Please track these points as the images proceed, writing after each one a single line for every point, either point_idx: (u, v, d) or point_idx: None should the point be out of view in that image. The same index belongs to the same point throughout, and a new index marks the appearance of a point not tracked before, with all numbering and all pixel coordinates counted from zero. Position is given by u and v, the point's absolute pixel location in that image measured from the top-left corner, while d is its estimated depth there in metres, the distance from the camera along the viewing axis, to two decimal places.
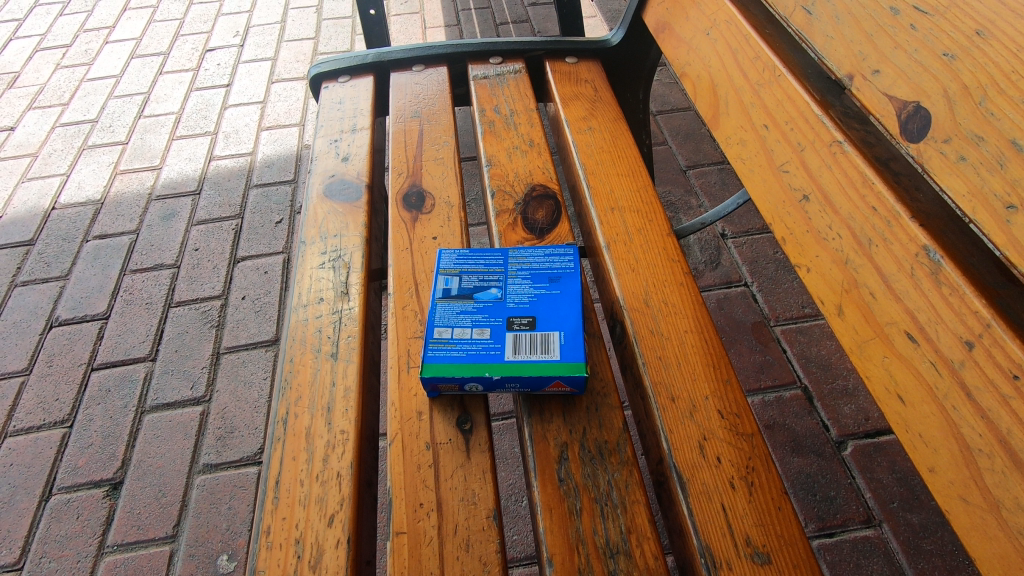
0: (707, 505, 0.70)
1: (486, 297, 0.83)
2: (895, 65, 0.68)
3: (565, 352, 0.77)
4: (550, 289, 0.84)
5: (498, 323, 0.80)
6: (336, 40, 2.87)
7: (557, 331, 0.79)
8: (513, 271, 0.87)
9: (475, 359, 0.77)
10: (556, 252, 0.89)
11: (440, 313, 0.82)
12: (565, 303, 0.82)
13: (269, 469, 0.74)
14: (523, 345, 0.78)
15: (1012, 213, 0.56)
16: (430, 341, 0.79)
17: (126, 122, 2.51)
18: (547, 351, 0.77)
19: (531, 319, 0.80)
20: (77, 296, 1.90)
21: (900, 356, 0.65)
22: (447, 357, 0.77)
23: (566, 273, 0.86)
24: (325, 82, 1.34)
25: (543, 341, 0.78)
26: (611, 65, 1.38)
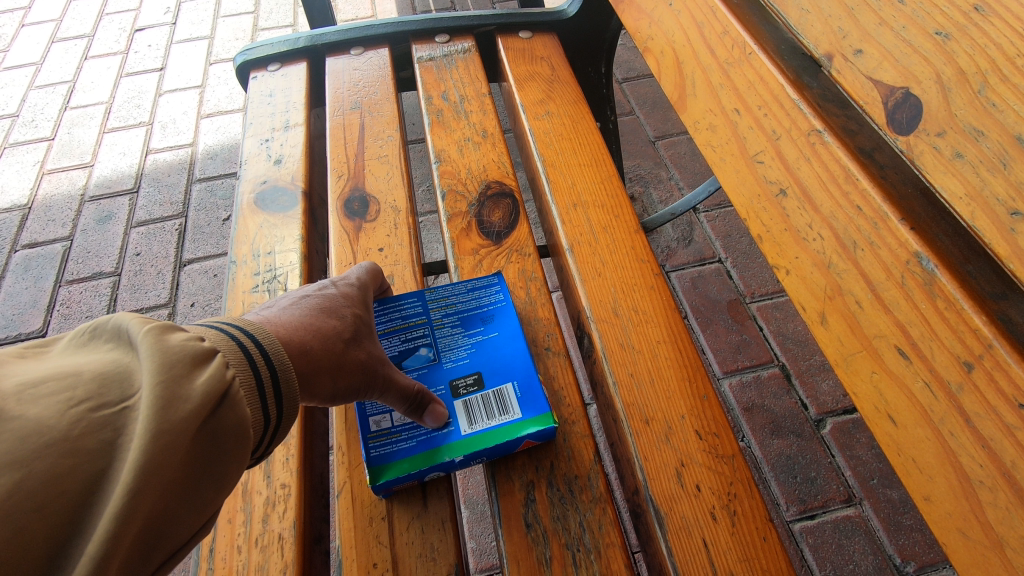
0: (688, 543, 0.65)
1: (416, 362, 0.75)
2: (880, 44, 0.60)
3: (524, 405, 0.70)
4: (487, 333, 0.77)
5: (442, 392, 0.72)
6: (278, 14, 2.66)
7: (509, 381, 0.73)
8: (438, 318, 0.79)
9: (429, 445, 0.68)
10: (481, 284, 0.82)
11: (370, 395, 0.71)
12: (507, 347, 0.76)
13: (202, 536, 0.66)
14: (475, 411, 0.70)
15: (1016, 220, 0.49)
16: (367, 438, 0.68)
17: (51, 115, 2.30)
18: (508, 409, 0.70)
19: (476, 374, 0.73)
20: (9, 313, 1.76)
21: (891, 374, 0.58)
22: (397, 453, 0.67)
23: (498, 309, 0.79)
24: (253, 71, 1.21)
25: (500, 397, 0.71)
26: (568, 39, 1.27)
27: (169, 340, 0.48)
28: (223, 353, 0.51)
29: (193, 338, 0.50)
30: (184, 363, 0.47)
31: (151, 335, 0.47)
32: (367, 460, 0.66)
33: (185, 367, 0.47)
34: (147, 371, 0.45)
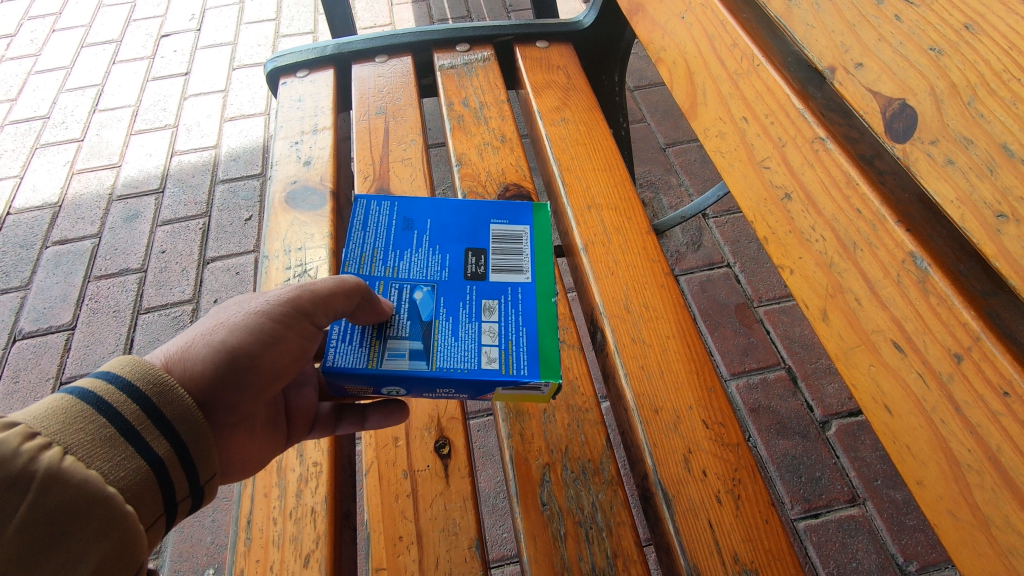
0: (693, 523, 0.69)
1: (428, 300, 0.71)
2: (879, 58, 0.64)
3: (517, 223, 0.81)
4: (436, 241, 0.78)
5: (477, 286, 0.73)
6: (298, 21, 2.74)
7: (488, 228, 0.79)
8: (379, 266, 0.74)
9: (531, 319, 0.70)
10: (358, 217, 0.79)
11: (447, 355, 0.67)
12: (458, 235, 0.79)
13: (240, 509, 0.71)
14: (510, 265, 0.75)
15: (1002, 222, 0.53)
16: (506, 373, 0.66)
17: (81, 117, 2.38)
18: (513, 233, 0.79)
19: (468, 251, 0.76)
20: (40, 306, 1.82)
21: (887, 366, 0.63)
22: (531, 352, 0.68)
23: (409, 223, 0.79)
24: (283, 77, 1.27)
25: (498, 233, 0.78)
26: (583, 48, 1.32)
27: None
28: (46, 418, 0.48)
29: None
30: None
31: None
32: (542, 380, 0.66)
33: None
34: None
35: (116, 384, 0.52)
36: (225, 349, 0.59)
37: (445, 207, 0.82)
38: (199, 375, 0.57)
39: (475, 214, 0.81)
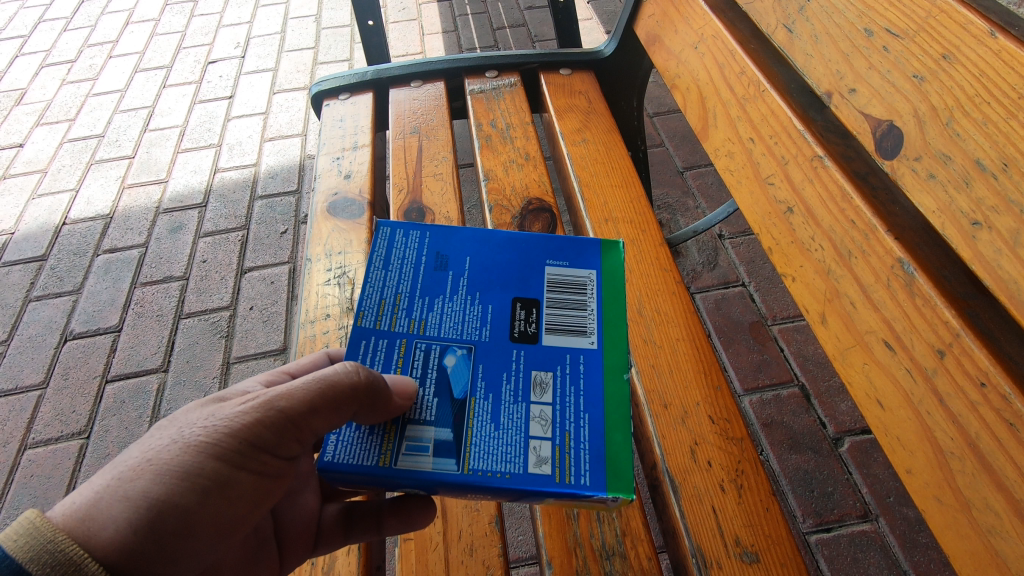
0: (698, 508, 0.74)
1: (463, 374, 0.64)
2: (870, 85, 0.72)
3: (582, 267, 0.74)
4: (475, 288, 0.71)
5: (525, 352, 0.66)
6: (336, 50, 2.91)
7: (542, 270, 0.73)
8: (403, 319, 0.68)
9: (592, 409, 0.63)
10: (381, 251, 0.73)
11: (482, 454, 0.60)
12: (504, 283, 0.72)
13: None
14: (567, 329, 0.68)
15: (977, 229, 0.60)
16: (560, 482, 0.59)
17: (132, 136, 2.55)
18: (580, 280, 0.72)
19: (515, 302, 0.70)
20: (90, 310, 1.95)
21: (878, 363, 0.69)
22: (598, 444, 0.61)
23: (441, 264, 0.73)
24: (326, 99, 1.38)
25: (554, 287, 0.72)
26: (604, 76, 1.41)
27: None
28: None
29: None
30: None
31: None
32: (600, 492, 0.58)
33: None
34: None
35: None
36: (156, 503, 0.53)
37: (492, 243, 0.75)
38: (117, 540, 0.51)
39: (525, 253, 0.75)
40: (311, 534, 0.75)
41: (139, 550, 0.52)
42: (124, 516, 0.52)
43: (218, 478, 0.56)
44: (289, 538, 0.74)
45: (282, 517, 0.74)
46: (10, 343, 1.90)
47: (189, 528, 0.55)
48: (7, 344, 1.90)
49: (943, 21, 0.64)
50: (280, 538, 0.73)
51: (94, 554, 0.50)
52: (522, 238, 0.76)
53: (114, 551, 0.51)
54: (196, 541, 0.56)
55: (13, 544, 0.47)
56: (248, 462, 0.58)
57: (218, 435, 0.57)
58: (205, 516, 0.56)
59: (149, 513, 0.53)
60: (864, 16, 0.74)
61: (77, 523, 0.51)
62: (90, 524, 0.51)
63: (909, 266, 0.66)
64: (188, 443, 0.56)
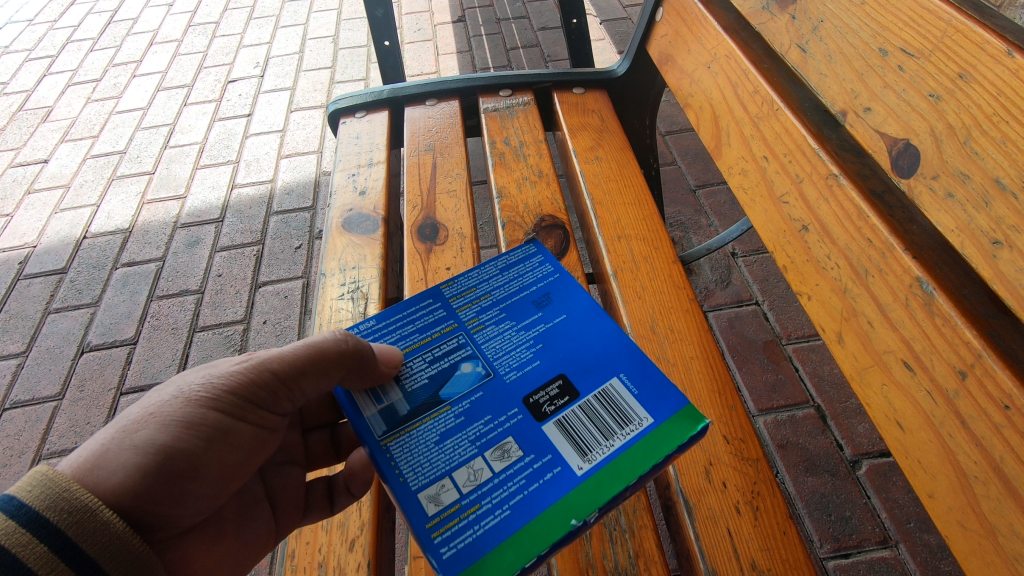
0: (713, 529, 0.73)
1: (456, 392, 0.68)
2: (886, 104, 0.72)
3: (644, 407, 0.65)
4: (541, 338, 0.74)
5: (521, 417, 0.66)
6: (352, 69, 2.97)
7: (609, 377, 0.69)
8: (470, 313, 0.78)
9: (514, 517, 0.58)
10: (512, 259, 0.85)
11: (406, 448, 0.64)
12: (567, 359, 0.71)
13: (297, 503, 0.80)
14: (574, 440, 0.63)
15: (997, 248, 0.59)
16: (428, 529, 0.58)
17: (153, 152, 2.61)
18: (630, 414, 0.65)
19: (558, 378, 0.69)
20: (107, 322, 1.98)
21: (897, 384, 0.68)
22: (486, 543, 0.57)
23: (542, 293, 0.80)
24: (343, 117, 1.40)
25: (603, 400, 0.67)
26: (617, 94, 1.42)
27: None
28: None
29: None
30: None
31: None
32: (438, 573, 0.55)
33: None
34: None
35: (18, 519, 0.51)
36: (161, 448, 0.60)
37: (596, 325, 0.75)
38: (127, 483, 0.57)
39: (610, 348, 0.72)
40: (302, 504, 0.79)
41: (147, 490, 0.58)
42: (132, 461, 0.58)
43: (220, 427, 0.64)
44: (281, 507, 0.79)
45: (272, 483, 0.79)
46: (29, 354, 1.93)
47: (194, 470, 0.62)
48: (26, 355, 1.93)
49: (958, 40, 0.64)
50: (274, 504, 0.79)
51: (106, 499, 0.56)
52: (626, 342, 0.72)
53: (123, 492, 0.57)
54: (195, 484, 0.62)
55: (29, 494, 0.53)
56: (247, 415, 0.66)
57: (216, 391, 0.64)
58: (209, 460, 0.63)
59: (156, 458, 0.59)
60: (879, 36, 0.74)
61: (87, 472, 0.57)
62: (98, 473, 0.57)
63: (927, 285, 0.65)
64: (189, 397, 0.63)
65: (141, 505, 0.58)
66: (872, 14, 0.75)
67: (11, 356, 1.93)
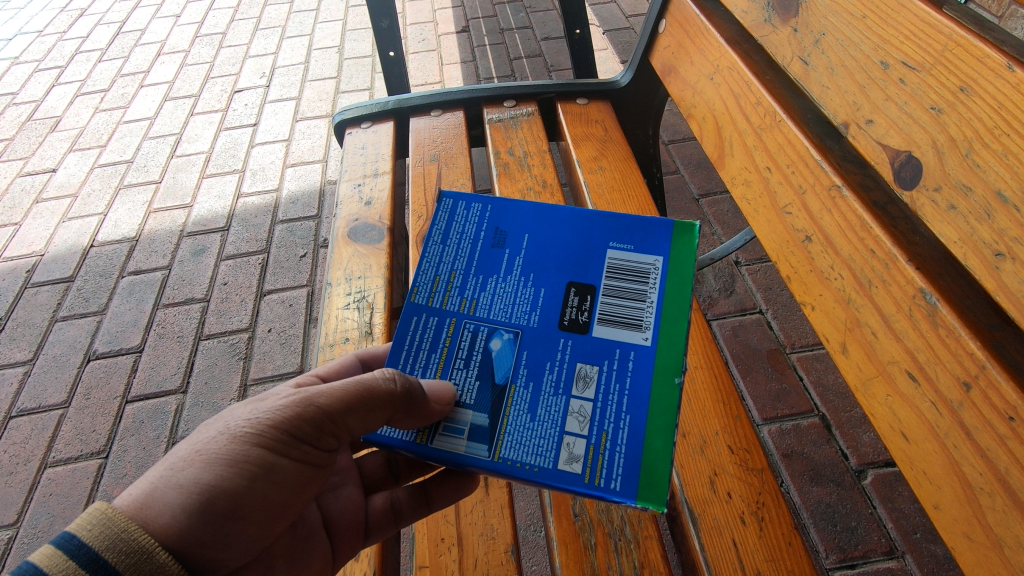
0: (718, 540, 0.73)
1: (505, 358, 0.68)
2: (887, 116, 0.73)
3: (648, 253, 0.72)
4: (528, 267, 0.74)
5: (572, 342, 0.67)
6: (357, 79, 3.00)
7: (604, 254, 0.74)
8: (456, 297, 0.72)
9: (635, 413, 0.63)
10: (442, 224, 0.78)
11: (514, 443, 0.63)
12: (561, 266, 0.73)
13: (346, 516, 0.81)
14: (620, 323, 0.68)
15: (1000, 260, 0.60)
16: (589, 482, 0.61)
17: (160, 161, 2.63)
18: (642, 268, 0.71)
19: (571, 286, 0.71)
20: (113, 330, 1.99)
21: (901, 395, 0.68)
22: (635, 449, 0.62)
23: (504, 244, 0.76)
24: (349, 128, 1.42)
25: (615, 275, 0.72)
26: (621, 105, 1.43)
27: None
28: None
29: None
30: None
31: None
32: (628, 500, 0.60)
33: None
34: None
35: (79, 560, 0.53)
36: (207, 487, 0.61)
37: (554, 224, 0.77)
38: (176, 522, 0.59)
39: (586, 233, 0.76)
40: (362, 526, 0.80)
41: (195, 530, 0.60)
42: (180, 500, 0.60)
43: (264, 464, 0.64)
44: (339, 532, 0.78)
45: (328, 508, 0.80)
46: (36, 362, 1.94)
47: (238, 509, 0.63)
48: (33, 363, 1.94)
49: (959, 54, 0.65)
50: (331, 530, 0.78)
51: (160, 539, 0.58)
52: (585, 216, 0.77)
53: (172, 531, 0.59)
54: (241, 520, 0.63)
55: (89, 534, 0.55)
56: (290, 451, 0.66)
57: (261, 427, 0.64)
58: (253, 497, 0.64)
59: (202, 497, 0.61)
60: (880, 49, 0.75)
61: (139, 509, 0.59)
62: (149, 511, 0.59)
63: (930, 296, 0.65)
64: (234, 434, 0.64)
65: (189, 545, 0.60)
66: (872, 27, 0.76)
67: (18, 364, 1.94)
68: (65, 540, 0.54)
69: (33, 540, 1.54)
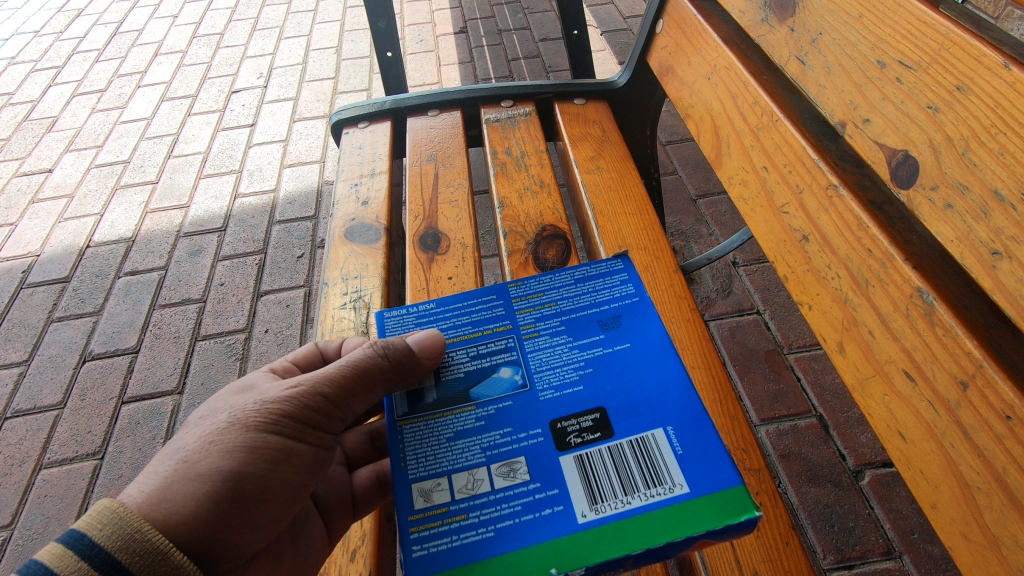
0: (715, 540, 0.73)
1: (485, 403, 0.69)
2: (884, 115, 0.73)
3: (684, 474, 0.60)
4: (593, 361, 0.72)
5: (542, 440, 0.64)
6: (355, 79, 3.00)
7: (657, 426, 0.64)
8: (530, 320, 0.77)
9: (498, 540, 0.58)
10: (596, 271, 0.83)
11: (420, 440, 0.66)
12: (619, 386, 0.68)
13: None
14: (588, 485, 0.60)
15: (997, 259, 0.60)
16: (411, 522, 0.60)
17: (157, 162, 2.62)
18: (665, 480, 0.60)
19: (598, 411, 0.66)
20: (109, 331, 1.98)
21: (900, 395, 0.68)
22: (467, 552, 0.58)
23: (615, 313, 0.77)
24: (346, 127, 1.41)
25: (639, 449, 0.62)
26: (618, 105, 1.43)
27: None
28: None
29: None
30: None
31: None
32: (403, 569, 0.57)
33: None
34: None
35: (91, 560, 0.54)
36: (227, 475, 0.63)
37: (658, 363, 0.70)
38: (197, 511, 0.60)
39: (668, 391, 0.67)
40: (349, 503, 0.80)
41: (220, 516, 0.61)
42: (201, 491, 0.61)
43: (282, 448, 0.66)
44: (330, 506, 0.79)
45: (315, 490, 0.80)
46: (31, 363, 1.93)
47: (261, 492, 0.65)
48: (28, 363, 1.93)
49: (956, 53, 0.65)
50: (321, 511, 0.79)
51: (184, 530, 0.59)
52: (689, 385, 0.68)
53: (192, 522, 0.60)
54: (263, 504, 0.65)
55: (100, 534, 0.55)
56: (306, 434, 0.68)
57: (274, 414, 0.67)
58: (275, 481, 0.66)
59: (222, 486, 0.62)
60: (876, 48, 0.75)
61: (156, 505, 0.59)
62: (166, 505, 0.59)
63: (927, 296, 0.65)
64: (245, 424, 0.66)
65: (211, 534, 0.61)
66: (869, 26, 0.76)
67: (13, 365, 1.93)
68: (75, 539, 0.54)
69: (27, 542, 1.53)
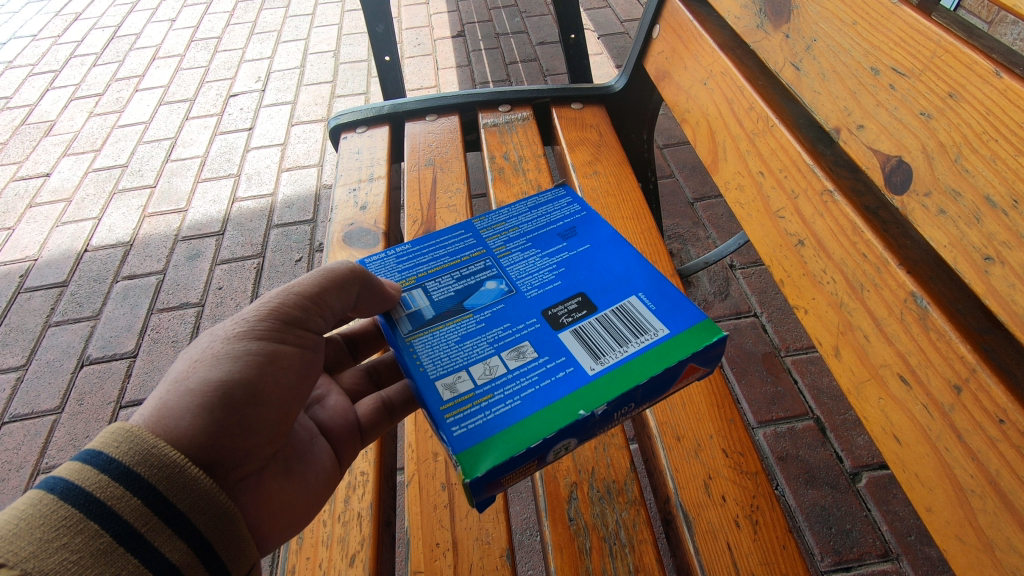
0: (712, 542, 0.73)
1: (480, 308, 0.76)
2: (878, 121, 0.74)
3: (660, 320, 0.72)
4: (564, 262, 0.83)
5: (539, 325, 0.73)
6: (352, 83, 3.00)
7: (628, 296, 0.76)
8: (499, 243, 0.88)
9: (524, 407, 0.64)
10: (543, 199, 0.96)
11: (429, 346, 0.72)
12: (589, 280, 0.79)
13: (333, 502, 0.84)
14: (587, 346, 0.70)
15: (989, 264, 0.61)
16: (443, 412, 0.65)
17: (155, 166, 2.62)
18: (646, 328, 0.71)
19: (577, 296, 0.76)
20: (107, 335, 1.98)
21: (894, 399, 0.68)
22: (502, 422, 0.63)
23: (572, 228, 0.89)
24: (344, 132, 1.41)
25: (621, 314, 0.73)
26: (614, 110, 1.44)
27: (32, 504, 0.49)
28: (90, 488, 0.51)
29: (47, 497, 0.50)
30: (48, 524, 0.49)
31: (28, 503, 0.49)
32: (449, 447, 0.61)
33: (57, 521, 0.49)
34: (35, 522, 0.49)
35: (111, 473, 0.53)
36: (219, 383, 0.63)
37: (619, 252, 0.83)
38: (197, 420, 0.60)
39: (631, 272, 0.79)
40: (357, 430, 0.80)
41: (220, 422, 0.61)
42: (195, 402, 0.61)
43: (266, 353, 0.68)
44: (338, 438, 0.79)
45: (319, 419, 0.79)
46: (28, 367, 1.93)
47: (256, 396, 0.65)
48: (26, 368, 1.93)
49: (948, 60, 0.65)
50: (330, 439, 0.78)
51: (187, 438, 0.58)
52: (646, 263, 0.81)
53: (199, 429, 0.60)
54: (261, 410, 0.65)
55: (118, 450, 0.54)
56: (286, 338, 0.70)
57: (250, 323, 0.69)
58: (271, 385, 0.67)
59: (215, 394, 0.62)
60: (870, 55, 0.76)
61: (156, 422, 0.58)
62: (167, 420, 0.59)
63: (920, 300, 0.66)
64: (223, 337, 0.67)
65: (219, 441, 0.61)
66: (862, 33, 0.76)
67: (11, 369, 1.93)
68: (93, 456, 0.53)
69: None
